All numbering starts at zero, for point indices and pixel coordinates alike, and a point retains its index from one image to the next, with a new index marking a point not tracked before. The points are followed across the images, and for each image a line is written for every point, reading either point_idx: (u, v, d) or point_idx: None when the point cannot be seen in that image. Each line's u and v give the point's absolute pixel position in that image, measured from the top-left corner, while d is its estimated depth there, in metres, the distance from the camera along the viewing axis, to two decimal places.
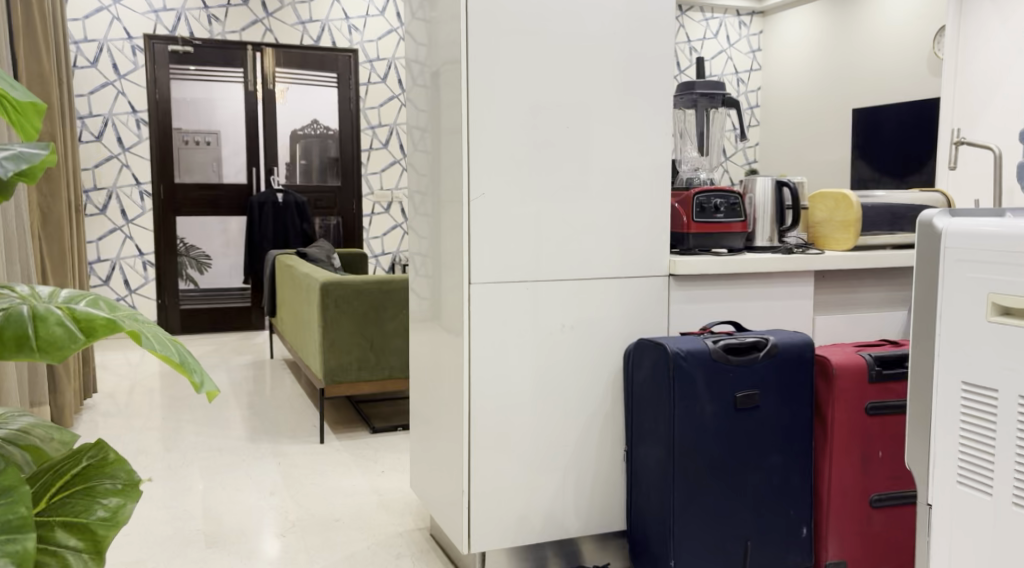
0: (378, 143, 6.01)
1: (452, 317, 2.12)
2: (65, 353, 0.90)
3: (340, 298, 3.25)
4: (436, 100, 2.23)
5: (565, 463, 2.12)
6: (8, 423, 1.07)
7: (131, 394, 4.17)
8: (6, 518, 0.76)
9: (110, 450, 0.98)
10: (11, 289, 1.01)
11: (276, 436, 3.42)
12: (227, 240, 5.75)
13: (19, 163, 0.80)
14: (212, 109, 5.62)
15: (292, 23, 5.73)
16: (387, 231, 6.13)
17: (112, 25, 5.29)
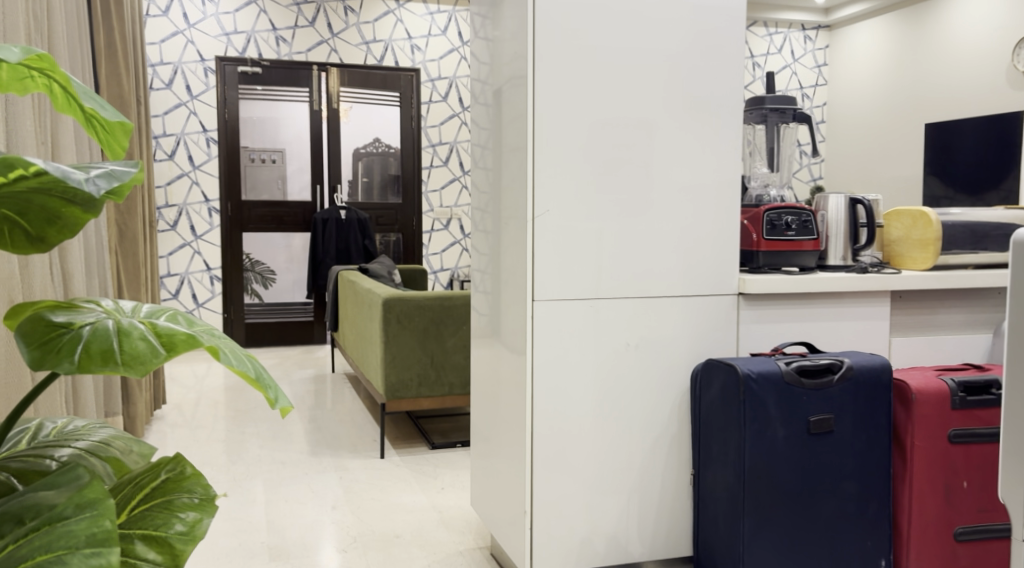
0: (438, 161, 6.10)
1: (513, 336, 2.10)
2: (148, 367, 0.91)
3: (402, 314, 3.27)
4: (499, 118, 2.23)
5: (629, 485, 2.07)
6: (91, 435, 1.11)
7: (198, 406, 4.27)
8: (91, 531, 0.76)
9: (188, 464, 1.00)
10: (96, 303, 1.04)
11: (337, 450, 3.45)
12: (291, 255, 5.87)
13: (112, 181, 0.80)
14: (278, 128, 5.75)
15: (356, 43, 5.85)
16: (446, 247, 6.19)
17: (187, 48, 5.49)
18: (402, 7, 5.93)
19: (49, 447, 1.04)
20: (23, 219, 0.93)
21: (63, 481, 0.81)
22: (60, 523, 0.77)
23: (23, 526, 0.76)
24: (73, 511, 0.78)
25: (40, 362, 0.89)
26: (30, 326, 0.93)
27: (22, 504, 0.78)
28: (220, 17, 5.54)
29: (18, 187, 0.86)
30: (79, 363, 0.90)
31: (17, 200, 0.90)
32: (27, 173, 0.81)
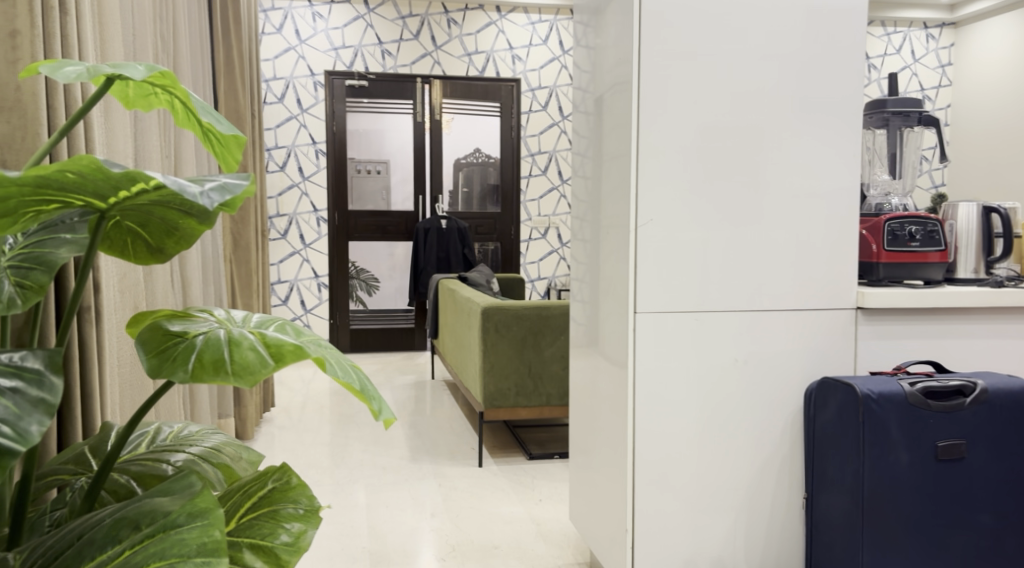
0: (537, 170, 6.10)
1: (614, 348, 2.05)
2: (257, 377, 0.92)
3: (501, 323, 3.26)
4: (600, 128, 2.19)
5: (736, 505, 1.98)
6: (204, 441, 1.16)
7: (305, 409, 4.41)
8: (202, 541, 0.77)
9: (294, 474, 1.00)
10: (210, 313, 1.07)
11: (436, 457, 3.48)
12: (393, 264, 6.00)
13: (225, 194, 0.81)
14: (382, 140, 5.90)
15: (459, 55, 5.94)
16: (544, 256, 6.19)
17: (298, 63, 5.71)
18: (504, 17, 5.97)
19: (166, 452, 1.09)
20: (145, 232, 0.98)
21: (177, 488, 0.85)
22: (173, 531, 0.78)
23: (139, 532, 0.78)
24: (186, 519, 0.79)
25: (157, 371, 0.92)
26: (150, 335, 0.96)
27: (139, 510, 0.80)
28: (329, 33, 5.74)
29: (140, 201, 0.88)
30: (192, 372, 0.92)
31: (140, 214, 0.93)
32: (148, 186, 0.83)
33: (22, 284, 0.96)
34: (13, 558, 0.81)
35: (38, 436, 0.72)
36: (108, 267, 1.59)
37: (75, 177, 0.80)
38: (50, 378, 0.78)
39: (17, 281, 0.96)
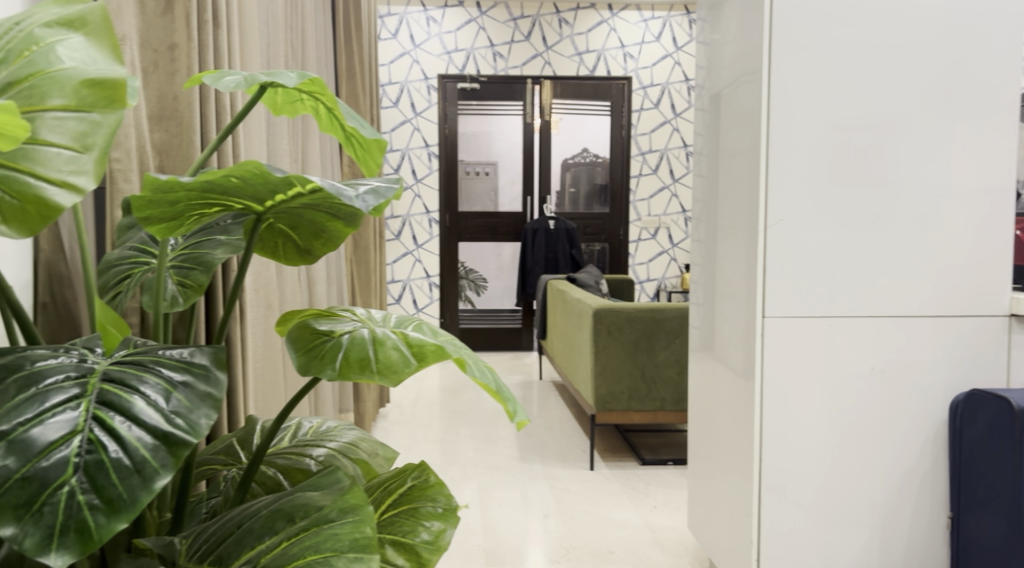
0: (648, 169, 6.01)
1: (737, 354, 1.98)
2: (400, 376, 0.95)
3: (614, 325, 3.22)
4: (718, 125, 2.12)
5: (871, 521, 1.88)
6: (342, 436, 1.19)
7: (416, 405, 4.50)
8: (354, 536, 0.79)
9: (432, 473, 1.02)
10: (351, 313, 1.10)
11: (547, 458, 3.47)
12: (501, 264, 6.06)
13: (378, 198, 0.83)
14: (490, 142, 5.95)
15: (570, 54, 5.92)
16: (653, 257, 6.09)
17: (412, 68, 5.84)
18: (615, 16, 5.92)
19: (308, 446, 1.14)
20: (295, 233, 1.01)
21: (326, 484, 0.88)
22: (326, 525, 0.81)
23: (294, 524, 0.81)
24: (337, 514, 0.82)
25: (307, 368, 0.95)
26: (299, 333, 1.00)
27: (293, 503, 0.84)
28: (442, 37, 5.85)
29: (292, 205, 0.92)
30: (339, 370, 0.94)
31: (292, 217, 0.96)
32: (303, 190, 0.86)
33: (184, 282, 1.04)
34: (179, 542, 0.84)
35: (207, 429, 0.76)
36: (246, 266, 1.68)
37: (237, 181, 0.83)
38: (217, 374, 0.82)
39: (179, 280, 1.04)
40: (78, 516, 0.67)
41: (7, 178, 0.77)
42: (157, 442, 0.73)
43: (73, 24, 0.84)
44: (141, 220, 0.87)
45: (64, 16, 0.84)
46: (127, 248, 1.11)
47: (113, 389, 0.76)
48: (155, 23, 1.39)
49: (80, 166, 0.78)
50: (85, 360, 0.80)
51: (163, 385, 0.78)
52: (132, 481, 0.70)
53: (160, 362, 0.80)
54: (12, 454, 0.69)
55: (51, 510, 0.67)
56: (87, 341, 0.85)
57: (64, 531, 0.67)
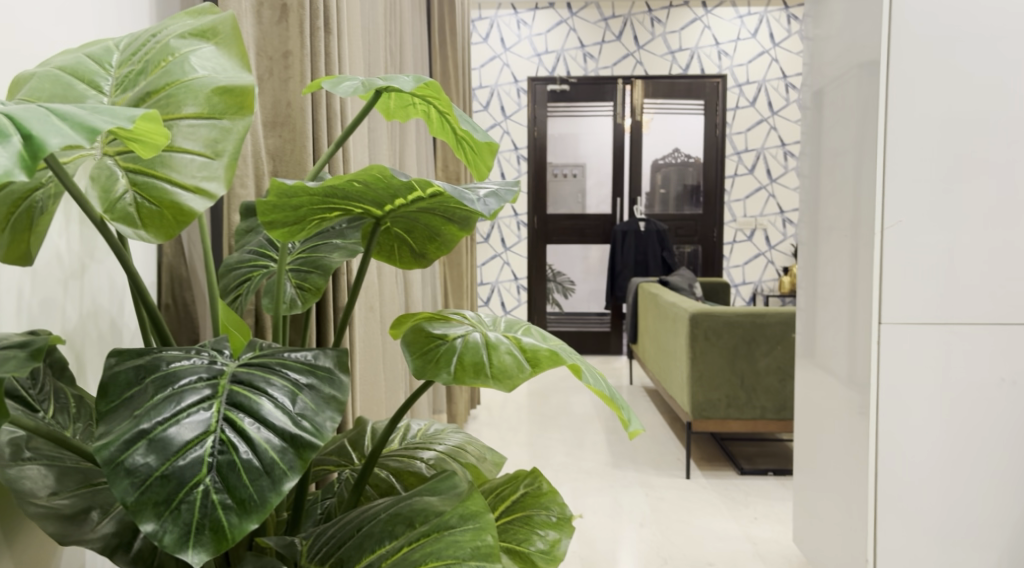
0: (744, 169, 5.84)
1: (847, 362, 1.88)
2: (515, 381, 0.93)
3: (711, 330, 3.13)
4: (823, 122, 2.02)
5: (1000, 543, 1.75)
6: (448, 439, 1.20)
7: (506, 408, 4.51)
8: (476, 544, 0.79)
9: (544, 480, 1.04)
10: (461, 315, 1.10)
11: (640, 465, 3.41)
12: (589, 266, 6.01)
13: (499, 201, 0.83)
14: (578, 144, 5.92)
15: (662, 53, 5.82)
16: (749, 259, 5.91)
17: (502, 71, 5.86)
18: (710, 13, 5.78)
19: (417, 449, 1.14)
20: (410, 238, 1.03)
21: (444, 488, 0.87)
22: (447, 531, 0.80)
23: (414, 529, 0.81)
24: (458, 521, 0.81)
25: (423, 371, 0.94)
26: (413, 336, 1.00)
27: (412, 507, 0.83)
28: (532, 39, 5.85)
29: (410, 209, 0.92)
30: (454, 374, 0.94)
31: (408, 221, 0.97)
32: (423, 193, 0.87)
33: (302, 286, 1.08)
34: (300, 543, 0.84)
35: (332, 432, 0.77)
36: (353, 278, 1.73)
37: (360, 186, 0.84)
38: (340, 376, 0.83)
39: (297, 283, 1.09)
40: (213, 515, 0.69)
41: (146, 185, 0.81)
42: (285, 444, 0.74)
43: (205, 34, 0.87)
44: (265, 224, 0.88)
45: (196, 27, 0.87)
46: (246, 251, 1.14)
47: (242, 390, 0.77)
48: (272, 31, 1.43)
49: (211, 172, 0.80)
50: (216, 361, 0.81)
51: (289, 387, 0.79)
52: (262, 482, 0.71)
53: (286, 365, 0.82)
54: (152, 452, 0.71)
55: (187, 508, 0.69)
56: (215, 342, 0.87)
57: (200, 529, 0.68)
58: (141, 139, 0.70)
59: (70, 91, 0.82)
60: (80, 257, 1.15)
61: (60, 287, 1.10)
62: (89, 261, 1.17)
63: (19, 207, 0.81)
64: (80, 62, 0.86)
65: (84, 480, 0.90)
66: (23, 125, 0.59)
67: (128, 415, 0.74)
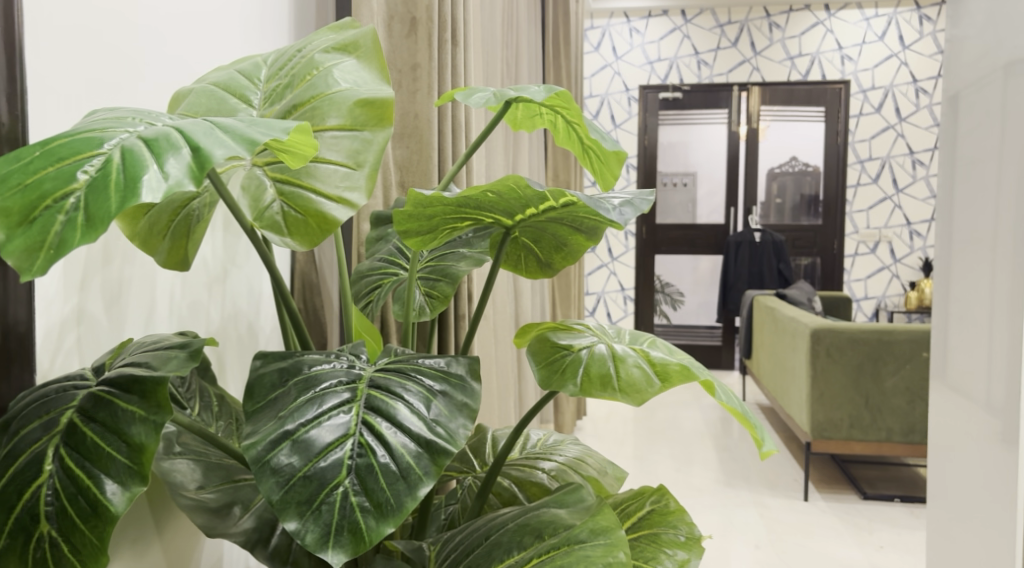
0: (867, 178, 5.56)
1: (987, 387, 1.74)
2: (644, 396, 0.91)
3: (833, 346, 2.98)
4: (960, 127, 1.88)
5: None
6: (568, 451, 1.19)
7: (612, 420, 4.45)
8: (608, 559, 0.77)
9: (671, 499, 1.03)
10: (585, 325, 1.09)
11: (754, 484, 3.29)
12: (698, 277, 5.87)
13: (635, 211, 0.82)
14: (689, 152, 5.80)
15: (780, 59, 5.62)
16: (873, 273, 5.62)
17: (613, 80, 5.81)
18: (833, 16, 5.54)
19: (538, 459, 1.14)
20: (538, 248, 1.03)
21: (571, 501, 0.86)
22: (577, 545, 0.79)
23: (543, 541, 0.80)
24: (588, 535, 0.80)
25: (548, 382, 0.93)
26: (539, 346, 0.99)
27: (541, 519, 0.83)
28: (645, 47, 5.77)
29: (539, 219, 0.92)
30: (581, 387, 0.92)
31: (536, 230, 0.97)
32: (555, 204, 0.86)
33: (430, 294, 1.12)
34: (428, 548, 0.86)
35: (464, 439, 0.78)
36: (473, 293, 1.77)
37: (494, 196, 0.84)
38: (472, 384, 0.84)
39: (426, 291, 1.12)
40: (351, 518, 0.70)
41: (292, 195, 0.84)
42: (420, 449, 0.75)
43: (347, 48, 0.90)
44: (400, 232, 0.90)
45: (339, 41, 0.90)
46: (377, 259, 1.18)
47: (379, 395, 0.79)
48: (402, 45, 1.48)
49: (353, 182, 0.83)
50: (354, 366, 0.84)
51: (423, 393, 0.80)
52: (399, 487, 0.72)
53: (420, 371, 0.83)
54: (295, 452, 0.73)
55: (328, 508, 0.71)
56: (353, 346, 0.89)
57: (339, 531, 0.70)
58: (291, 150, 0.73)
59: (223, 106, 0.87)
60: (224, 263, 1.22)
61: (206, 291, 1.17)
62: (231, 267, 1.24)
63: (178, 214, 0.86)
64: (232, 78, 0.91)
65: (227, 476, 0.94)
66: (191, 138, 0.63)
67: (273, 416, 0.77)
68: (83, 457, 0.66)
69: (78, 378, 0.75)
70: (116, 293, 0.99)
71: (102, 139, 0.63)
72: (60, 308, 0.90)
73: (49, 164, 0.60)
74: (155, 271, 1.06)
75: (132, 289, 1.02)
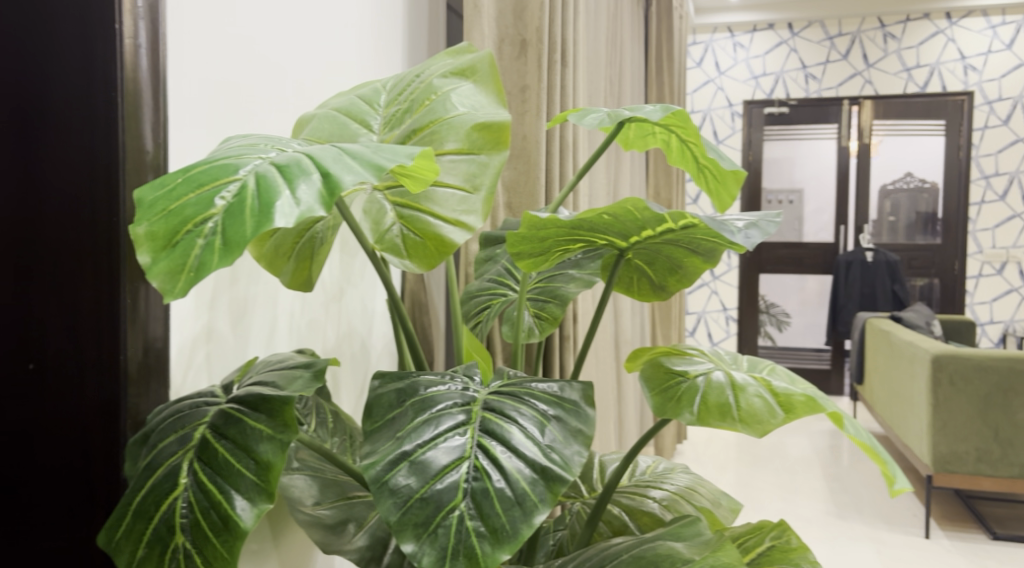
0: (993, 195, 5.22)
1: None
2: (766, 428, 0.87)
3: (957, 374, 2.79)
4: None
5: None
6: (678, 479, 1.16)
7: (714, 443, 4.32)
8: None
9: (793, 535, 0.99)
10: (700, 350, 1.05)
11: (869, 518, 3.11)
12: (804, 298, 5.64)
13: (761, 233, 0.78)
14: (794, 167, 5.60)
15: (896, 71, 5.37)
16: (999, 295, 5.26)
17: (716, 95, 5.69)
18: (954, 24, 5.26)
19: (648, 487, 1.12)
20: (652, 270, 1.01)
21: (688, 534, 0.84)
22: None
23: None
24: None
25: (663, 410, 0.91)
26: (652, 371, 0.97)
27: (657, 552, 0.80)
28: (750, 61, 5.63)
29: (655, 241, 0.90)
30: (698, 415, 0.89)
31: (652, 253, 0.95)
32: (675, 225, 0.84)
33: (540, 315, 1.11)
34: None
35: (580, 466, 0.76)
36: (579, 313, 1.76)
37: (610, 218, 0.83)
38: (587, 410, 0.82)
39: (535, 312, 1.11)
40: (467, 542, 0.70)
41: (413, 218, 0.86)
42: (536, 475, 0.74)
43: (464, 73, 0.91)
44: (513, 255, 0.89)
45: (456, 66, 0.92)
46: (486, 280, 1.18)
47: (493, 418, 0.79)
48: (511, 67, 1.49)
49: (470, 206, 0.84)
50: (468, 388, 0.84)
51: (537, 417, 0.79)
52: (514, 513, 0.71)
53: (534, 395, 0.83)
54: (413, 474, 0.73)
55: (444, 531, 0.70)
56: (466, 368, 0.89)
57: (455, 554, 0.69)
58: (412, 174, 0.74)
59: (345, 131, 0.89)
60: (339, 282, 1.25)
61: (323, 309, 1.20)
62: (346, 286, 1.27)
63: (302, 237, 0.89)
64: (353, 104, 0.93)
65: (341, 492, 0.96)
66: (321, 164, 0.64)
67: (391, 436, 0.78)
68: (215, 473, 0.69)
69: (210, 395, 0.78)
70: (242, 312, 1.03)
71: (237, 165, 0.65)
72: (193, 326, 0.95)
73: (190, 190, 0.63)
74: (277, 291, 1.10)
75: (255, 308, 1.06)
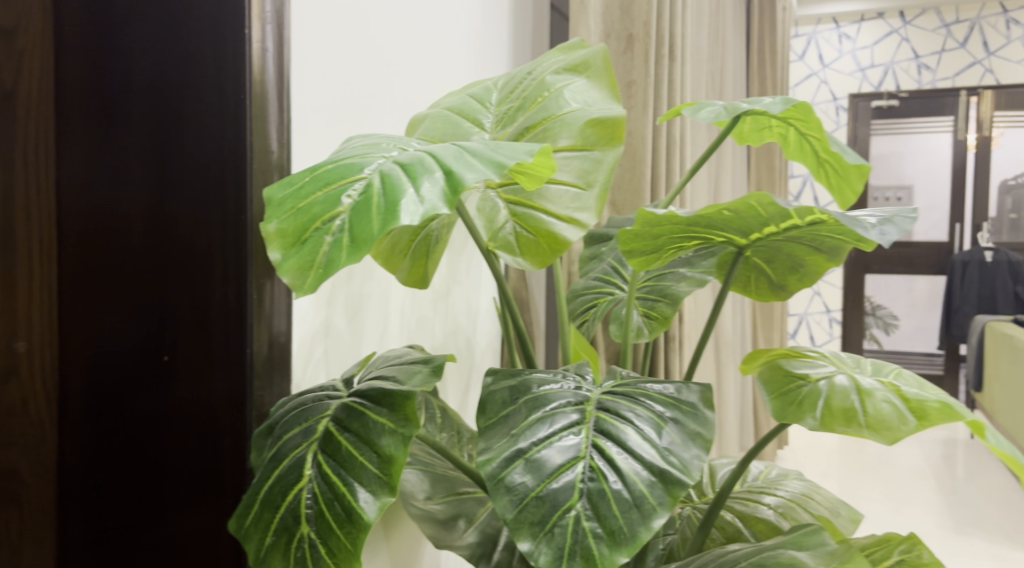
0: None
1: None
2: (897, 435, 0.82)
3: None
4: None
5: None
6: (792, 485, 1.12)
7: (816, 450, 4.16)
8: None
9: (925, 550, 0.94)
10: (818, 352, 1.01)
11: (989, 533, 2.92)
12: (914, 299, 5.37)
13: (895, 229, 0.74)
14: (903, 163, 5.33)
15: (1020, 59, 5.02)
16: None
17: (819, 89, 5.48)
18: None
19: (760, 493, 1.08)
20: (770, 269, 0.97)
21: (811, 544, 0.80)
22: None
23: None
24: None
25: (784, 415, 0.87)
26: (770, 373, 0.93)
27: (779, 561, 0.77)
28: (856, 53, 5.39)
29: (775, 237, 0.87)
30: (822, 421, 0.85)
31: (770, 250, 0.92)
32: (799, 222, 0.81)
33: (649, 314, 1.09)
34: None
35: (699, 469, 0.74)
36: (685, 314, 1.73)
37: (729, 215, 0.80)
38: (705, 412, 0.80)
39: (645, 312, 1.10)
40: (583, 543, 0.69)
41: (524, 216, 0.86)
42: (654, 478, 0.73)
43: (577, 68, 0.90)
44: (625, 253, 0.88)
45: (569, 62, 0.91)
46: (592, 278, 1.17)
47: (607, 418, 0.77)
48: (618, 61, 1.49)
49: (583, 203, 0.83)
50: (581, 387, 0.83)
51: (653, 418, 0.78)
52: (632, 515, 0.70)
53: (649, 396, 0.81)
54: (528, 472, 0.73)
55: (560, 531, 0.70)
56: (578, 367, 0.89)
57: (572, 554, 0.68)
58: (528, 172, 0.73)
59: (457, 130, 0.90)
60: (446, 280, 1.27)
61: (431, 307, 1.22)
62: (452, 284, 1.28)
63: (417, 235, 0.90)
64: (465, 103, 0.94)
65: (451, 488, 0.97)
66: (443, 162, 0.64)
67: (505, 433, 0.77)
68: (338, 465, 0.71)
69: (330, 389, 0.80)
70: (357, 308, 1.06)
71: (362, 165, 0.66)
72: (312, 321, 0.98)
73: (319, 189, 0.64)
74: (388, 288, 1.12)
75: (369, 304, 1.08)
